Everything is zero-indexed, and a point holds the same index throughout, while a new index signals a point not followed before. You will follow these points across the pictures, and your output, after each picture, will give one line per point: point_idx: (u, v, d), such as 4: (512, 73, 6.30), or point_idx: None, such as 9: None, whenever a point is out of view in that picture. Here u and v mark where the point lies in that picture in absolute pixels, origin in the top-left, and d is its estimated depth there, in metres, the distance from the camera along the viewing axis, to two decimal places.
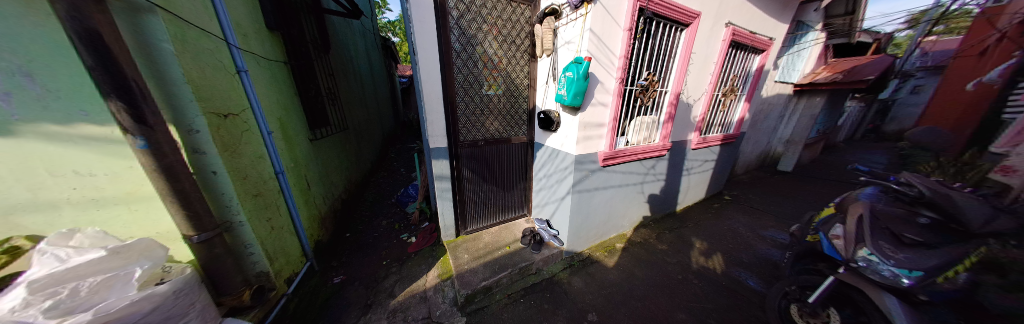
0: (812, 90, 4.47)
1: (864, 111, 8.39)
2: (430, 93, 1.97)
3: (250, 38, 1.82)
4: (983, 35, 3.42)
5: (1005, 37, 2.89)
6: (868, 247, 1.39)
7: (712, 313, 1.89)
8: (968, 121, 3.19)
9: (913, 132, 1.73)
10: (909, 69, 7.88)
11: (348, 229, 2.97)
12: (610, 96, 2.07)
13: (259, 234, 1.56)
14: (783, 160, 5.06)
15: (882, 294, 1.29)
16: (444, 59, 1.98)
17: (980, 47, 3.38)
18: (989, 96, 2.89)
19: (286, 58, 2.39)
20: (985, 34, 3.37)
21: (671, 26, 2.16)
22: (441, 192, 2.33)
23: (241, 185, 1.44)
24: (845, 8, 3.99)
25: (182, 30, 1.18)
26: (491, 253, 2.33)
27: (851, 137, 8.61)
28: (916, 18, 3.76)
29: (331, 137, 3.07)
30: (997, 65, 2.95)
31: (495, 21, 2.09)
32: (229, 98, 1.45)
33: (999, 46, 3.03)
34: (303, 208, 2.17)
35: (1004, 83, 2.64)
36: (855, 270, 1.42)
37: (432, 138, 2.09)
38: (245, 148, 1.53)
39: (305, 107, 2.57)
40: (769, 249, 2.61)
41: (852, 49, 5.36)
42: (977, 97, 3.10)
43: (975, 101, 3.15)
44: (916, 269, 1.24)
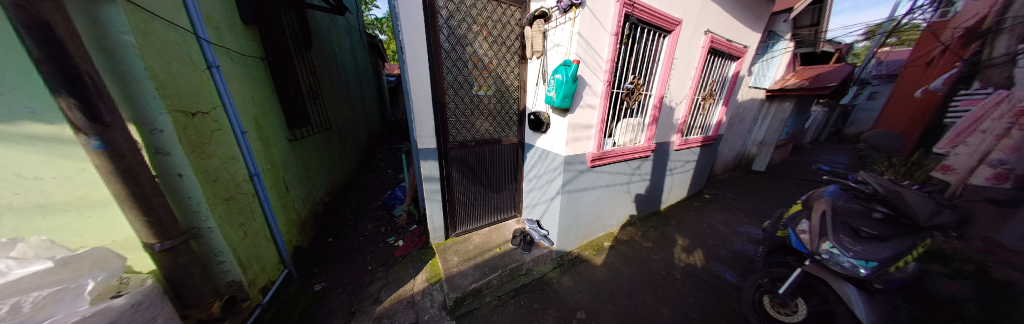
0: (782, 95, 4.81)
1: (828, 115, 9.10)
2: (419, 93, 1.93)
3: (223, 32, 1.71)
4: (928, 48, 3.83)
5: (949, 50, 3.24)
6: (830, 240, 1.48)
7: (694, 306, 1.97)
8: (917, 125, 3.51)
9: (870, 135, 1.89)
10: (866, 77, 8.64)
11: (331, 233, 2.85)
12: (597, 98, 2.12)
13: (232, 240, 1.46)
14: (758, 160, 5.35)
15: (843, 284, 1.40)
16: (434, 59, 1.96)
17: (926, 58, 3.79)
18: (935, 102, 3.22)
19: (263, 54, 2.26)
20: (930, 46, 3.77)
21: (655, 32, 2.25)
22: (431, 193, 2.29)
23: (211, 189, 1.34)
24: (810, 20, 4.34)
25: (144, 21, 1.09)
26: (481, 255, 2.31)
27: (817, 139, 9.30)
28: (873, 30, 4.11)
29: (312, 138, 2.94)
30: (943, 73, 3.28)
31: (485, 21, 2.08)
32: (197, 95, 1.35)
33: (943, 57, 3.39)
34: (281, 212, 2.05)
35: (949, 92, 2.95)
36: (819, 263, 1.53)
37: (421, 139, 2.05)
38: (216, 149, 1.43)
39: (284, 106, 2.44)
40: (745, 244, 2.77)
41: (818, 57, 5.81)
42: (925, 103, 3.43)
43: (923, 107, 3.49)
44: (872, 259, 1.35)
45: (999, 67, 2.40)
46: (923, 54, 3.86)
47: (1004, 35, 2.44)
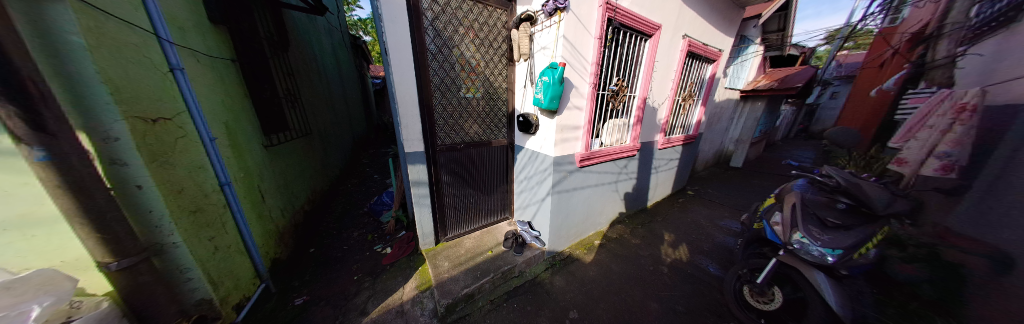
0: (755, 95, 5.12)
1: (797, 114, 9.79)
2: (404, 96, 1.89)
3: (188, 32, 1.59)
4: (881, 52, 4.24)
5: (897, 53, 3.59)
6: (801, 231, 1.58)
7: (680, 299, 2.04)
8: (873, 122, 3.84)
9: (833, 132, 2.05)
10: (828, 78, 9.37)
11: (313, 243, 2.71)
12: (584, 100, 2.17)
13: (201, 255, 1.35)
14: (736, 157, 5.60)
15: (814, 272, 1.50)
16: (419, 61, 1.92)
17: (880, 61, 4.20)
18: (888, 101, 3.55)
19: (234, 55, 2.12)
20: (884, 50, 4.15)
21: (637, 35, 2.33)
22: (419, 198, 2.23)
23: (175, 201, 1.24)
24: (777, 25, 4.68)
25: (96, 19, 0.99)
26: (472, 259, 2.28)
27: (787, 136, 9.96)
28: (833, 35, 4.46)
29: (291, 143, 2.80)
30: (894, 74, 3.62)
31: (472, 24, 2.08)
32: (159, 100, 1.24)
33: (894, 59, 3.75)
34: (256, 223, 1.92)
35: (903, 90, 3.25)
36: (792, 252, 1.62)
37: (408, 143, 2.01)
38: (181, 158, 1.32)
39: (259, 110, 2.30)
40: (725, 237, 2.91)
41: (785, 60, 6.25)
42: (880, 101, 3.76)
43: (878, 105, 3.82)
44: (838, 248, 1.46)
45: (941, 68, 2.67)
46: (878, 57, 4.26)
47: (943, 37, 2.73)
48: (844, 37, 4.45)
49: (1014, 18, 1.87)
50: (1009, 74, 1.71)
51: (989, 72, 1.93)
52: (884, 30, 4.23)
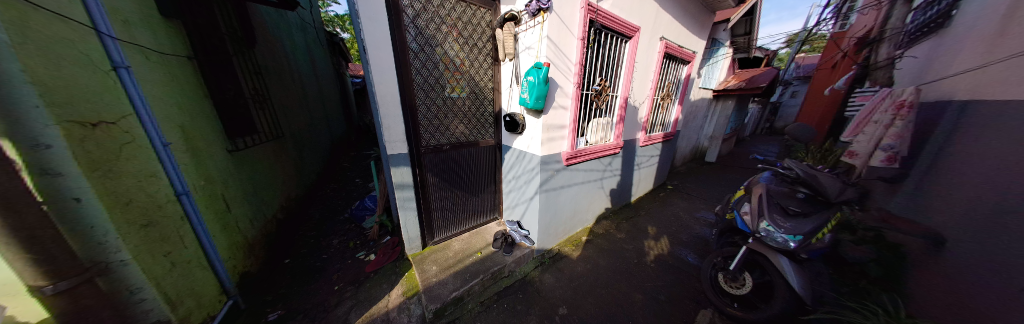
0: (726, 95, 5.48)
1: (763, 111, 10.60)
2: (386, 96, 1.81)
3: (135, 25, 1.42)
4: (833, 55, 4.71)
5: (846, 56, 4.00)
6: (766, 220, 1.73)
7: (663, 289, 2.14)
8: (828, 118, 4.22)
9: (792, 128, 2.24)
10: (788, 78, 10.25)
11: (289, 254, 2.54)
12: (569, 99, 2.20)
13: (155, 272, 1.21)
14: (708, 152, 6.05)
15: (778, 257, 1.62)
16: (401, 60, 1.86)
17: (831, 63, 4.69)
18: (840, 99, 3.95)
19: (190, 52, 1.93)
20: (835, 53, 4.63)
21: (617, 37, 2.41)
22: (404, 201, 2.16)
23: (122, 214, 1.10)
24: (744, 29, 5.03)
25: (20, 11, 0.86)
26: (461, 261, 2.24)
27: (755, 133, 10.77)
28: (792, 39, 4.89)
29: (261, 147, 2.60)
30: (844, 75, 4.04)
31: (455, 22, 2.04)
32: (100, 102, 1.09)
33: (844, 61, 4.18)
34: (221, 236, 1.76)
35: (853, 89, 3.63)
36: (760, 240, 1.76)
37: (390, 144, 1.93)
38: (128, 166, 1.17)
39: (222, 112, 2.11)
40: (702, 228, 3.08)
41: (751, 62, 6.76)
42: (833, 99, 4.18)
43: (830, 103, 4.24)
44: (798, 234, 1.60)
45: (883, 68, 3.01)
46: (829, 59, 4.75)
47: (884, 41, 3.08)
48: (801, 41, 4.88)
49: (944, 25, 2.13)
50: (943, 74, 1.93)
51: (927, 72, 2.17)
52: (835, 35, 4.76)
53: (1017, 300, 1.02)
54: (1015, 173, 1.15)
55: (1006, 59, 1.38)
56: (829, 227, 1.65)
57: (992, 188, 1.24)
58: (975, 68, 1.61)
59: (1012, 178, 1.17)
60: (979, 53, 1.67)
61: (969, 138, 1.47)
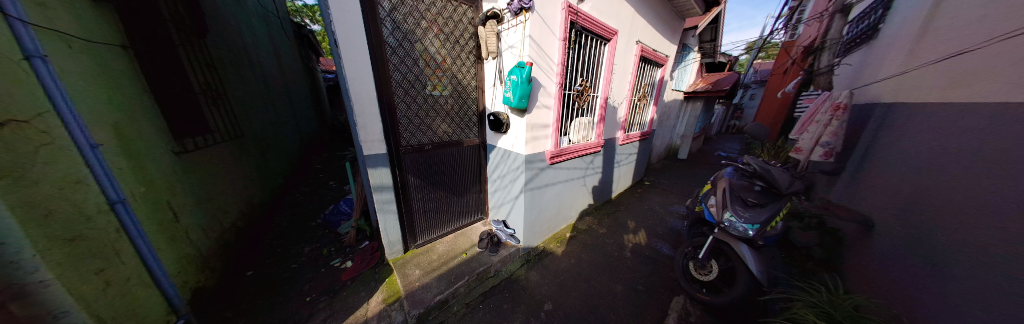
0: (695, 96, 5.92)
1: (726, 112, 11.59)
2: (360, 92, 1.71)
3: (52, 5, 1.18)
4: (785, 62, 5.26)
5: (796, 63, 4.49)
6: (730, 211, 1.88)
7: (641, 279, 2.26)
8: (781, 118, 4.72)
9: (751, 127, 2.47)
10: (748, 82, 11.32)
11: (252, 264, 2.31)
12: (552, 99, 2.24)
13: (85, 292, 1.03)
14: (680, 150, 6.49)
15: (739, 244, 1.79)
16: (376, 55, 1.77)
17: (783, 69, 5.23)
18: (790, 101, 4.44)
19: (125, 38, 1.66)
20: (786, 60, 5.17)
21: (597, 39, 2.49)
22: (383, 204, 2.06)
23: (39, 228, 0.92)
24: (710, 36, 5.46)
25: None
26: (445, 264, 2.20)
27: (720, 132, 11.73)
28: (750, 46, 5.41)
29: (216, 148, 2.33)
30: (793, 80, 4.53)
31: (435, 18, 1.97)
32: (11, 98, 0.89)
33: (794, 67, 4.69)
34: (167, 248, 1.55)
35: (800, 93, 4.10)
36: (724, 229, 1.92)
37: (366, 144, 1.82)
38: (46, 173, 0.98)
39: (167, 108, 1.85)
40: (675, 221, 3.31)
41: (717, 66, 7.34)
42: (784, 101, 4.67)
43: (783, 105, 4.74)
44: (756, 223, 1.77)
45: (825, 74, 3.41)
46: (782, 65, 5.30)
47: (825, 50, 3.50)
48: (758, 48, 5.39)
49: (873, 37, 2.47)
50: (872, 80, 2.23)
51: (860, 78, 2.49)
52: (787, 43, 5.32)
53: (928, 272, 1.21)
54: (932, 166, 1.36)
55: (926, 63, 1.62)
56: (780, 216, 1.85)
57: (912, 179, 1.46)
58: (899, 73, 1.87)
59: (928, 169, 1.38)
60: (899, 63, 1.95)
61: (894, 136, 1.71)
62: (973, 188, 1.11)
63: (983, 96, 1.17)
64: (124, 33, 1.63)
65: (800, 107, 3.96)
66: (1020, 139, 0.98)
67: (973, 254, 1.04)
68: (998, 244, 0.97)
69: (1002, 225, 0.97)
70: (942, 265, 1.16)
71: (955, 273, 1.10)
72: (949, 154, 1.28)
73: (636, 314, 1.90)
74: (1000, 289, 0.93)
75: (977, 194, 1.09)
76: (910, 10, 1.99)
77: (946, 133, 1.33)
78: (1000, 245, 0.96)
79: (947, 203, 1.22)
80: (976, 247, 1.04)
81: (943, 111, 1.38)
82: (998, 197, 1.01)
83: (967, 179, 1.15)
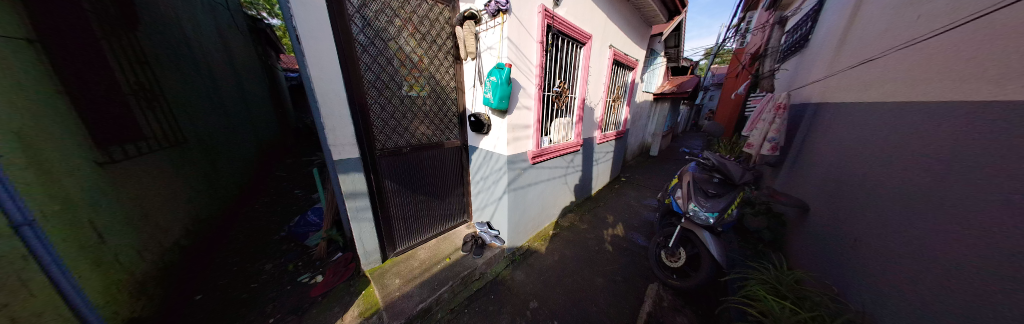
0: (662, 97, 6.40)
1: (690, 112, 12.69)
2: (327, 93, 1.59)
3: None
4: (737, 66, 5.88)
5: (745, 68, 5.05)
6: (694, 202, 2.07)
7: (620, 270, 2.39)
8: (735, 117, 5.29)
9: (709, 126, 2.74)
10: (707, 85, 12.55)
11: (202, 287, 2.03)
12: (531, 100, 2.28)
13: None
14: (651, 147, 6.97)
15: (702, 232, 1.98)
16: (345, 53, 1.66)
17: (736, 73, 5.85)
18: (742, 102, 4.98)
19: (36, 29, 1.36)
20: (738, 65, 5.79)
21: (573, 42, 2.59)
22: (357, 212, 1.93)
23: None
24: (674, 42, 5.95)
25: None
26: (428, 271, 2.14)
27: (685, 130, 12.81)
28: (708, 52, 5.98)
29: (151, 157, 2.02)
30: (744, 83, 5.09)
31: (410, 16, 1.90)
32: None
33: (744, 71, 5.27)
34: (92, 275, 1.31)
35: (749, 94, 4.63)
36: (689, 219, 2.10)
37: (336, 149, 1.70)
38: None
39: (89, 113, 1.56)
40: (649, 213, 3.54)
41: (681, 70, 8.01)
42: (737, 102, 5.23)
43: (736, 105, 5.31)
44: (715, 211, 1.97)
45: (768, 78, 3.89)
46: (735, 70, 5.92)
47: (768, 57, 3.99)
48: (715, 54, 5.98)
49: (804, 46, 2.88)
50: (804, 83, 2.60)
51: (796, 82, 2.88)
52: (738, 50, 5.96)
53: (851, 246, 1.44)
54: (851, 157, 1.62)
55: (845, 70, 1.92)
56: (734, 204, 2.08)
57: (837, 169, 1.72)
58: (826, 77, 2.19)
59: (849, 160, 1.64)
60: (824, 70, 2.30)
61: (823, 132, 2.01)
62: (886, 174, 1.33)
63: (887, 99, 1.42)
64: (32, 22, 1.33)
65: (750, 107, 4.46)
66: (916, 133, 1.19)
67: (885, 229, 1.25)
68: (900, 219, 1.18)
69: (907, 204, 1.16)
70: (863, 240, 1.38)
71: (873, 245, 1.31)
72: (863, 147, 1.54)
73: (616, 304, 2.01)
74: (904, 257, 1.12)
75: (889, 179, 1.30)
76: (832, 24, 2.35)
77: (861, 128, 1.58)
78: (906, 221, 1.15)
79: (865, 187, 1.45)
80: (888, 223, 1.24)
81: (859, 110, 1.64)
82: (903, 180, 1.21)
83: (882, 167, 1.37)
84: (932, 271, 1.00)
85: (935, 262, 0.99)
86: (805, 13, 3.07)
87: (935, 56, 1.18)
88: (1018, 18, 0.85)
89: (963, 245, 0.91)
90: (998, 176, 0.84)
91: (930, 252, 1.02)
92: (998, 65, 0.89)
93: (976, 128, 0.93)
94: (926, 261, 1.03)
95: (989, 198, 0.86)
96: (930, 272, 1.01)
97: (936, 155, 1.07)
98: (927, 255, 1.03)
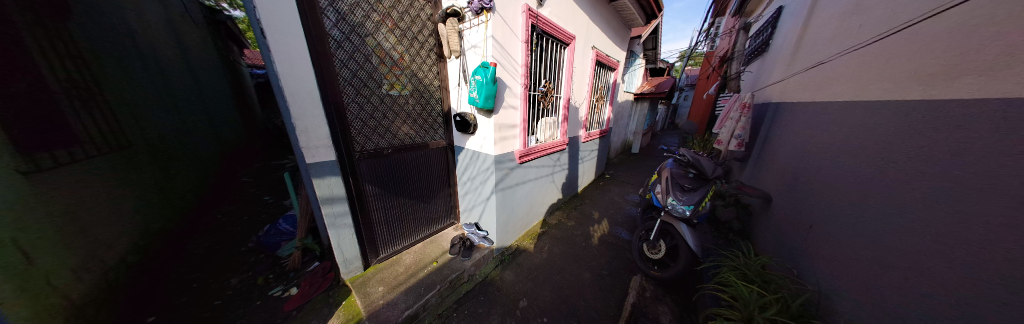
0: (642, 97, 6.71)
1: (667, 111, 13.42)
2: (298, 91, 1.48)
3: None
4: (708, 68, 6.31)
5: (715, 69, 5.43)
6: (672, 197, 2.18)
7: (606, 265, 2.47)
8: (707, 116, 5.66)
9: (685, 124, 2.91)
10: (681, 86, 13.35)
11: (150, 310, 1.80)
12: (517, 99, 2.28)
13: None
14: (632, 145, 7.28)
15: (680, 224, 2.10)
16: (317, 48, 1.55)
17: (707, 74, 6.27)
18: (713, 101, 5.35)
19: None
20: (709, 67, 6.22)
21: (557, 43, 2.63)
22: (335, 218, 1.82)
23: None
24: (651, 45, 6.26)
25: None
26: (414, 276, 2.07)
27: (663, 128, 13.52)
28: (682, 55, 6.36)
29: (89, 163, 1.77)
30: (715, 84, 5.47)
31: (389, 11, 1.82)
32: None
33: (714, 73, 5.66)
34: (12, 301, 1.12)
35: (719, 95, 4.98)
36: (668, 212, 2.22)
37: (309, 151, 1.59)
38: None
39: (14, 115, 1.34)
40: (631, 208, 3.69)
41: (658, 71, 8.45)
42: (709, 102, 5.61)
43: (708, 104, 5.69)
44: (691, 204, 2.09)
45: (735, 80, 4.22)
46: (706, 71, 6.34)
47: (734, 60, 4.33)
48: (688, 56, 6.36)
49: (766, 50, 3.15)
50: (766, 85, 2.85)
51: (759, 83, 3.15)
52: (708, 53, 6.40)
53: (808, 232, 1.59)
54: (807, 151, 1.79)
55: (800, 72, 2.13)
56: (708, 198, 2.22)
57: (795, 162, 1.90)
58: (784, 79, 2.41)
59: (805, 154, 1.81)
60: (783, 72, 2.53)
61: (782, 129, 2.20)
62: (836, 166, 1.47)
63: (837, 99, 1.58)
64: None
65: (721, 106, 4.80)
66: (861, 129, 1.33)
67: (836, 215, 1.39)
68: (848, 206, 1.32)
69: (854, 193, 1.30)
70: (818, 226, 1.52)
71: (826, 230, 1.45)
72: (816, 142, 1.71)
73: (603, 298, 2.07)
74: (852, 240, 1.25)
75: (838, 171, 1.45)
76: (788, 31, 2.59)
77: (815, 126, 1.75)
78: (854, 207, 1.28)
79: (818, 178, 1.60)
80: (839, 210, 1.38)
81: (813, 109, 1.82)
82: (851, 171, 1.35)
83: (832, 160, 1.52)
84: (874, 252, 1.12)
85: (878, 243, 1.11)
86: (766, 20, 3.36)
87: (874, 60, 1.33)
88: (944, 26, 0.97)
89: (901, 228, 1.03)
90: (931, 166, 0.95)
91: (874, 235, 1.14)
92: (928, 68, 1.01)
93: (909, 123, 1.05)
94: (870, 243, 1.15)
95: (922, 185, 0.97)
96: (872, 252, 1.13)
97: (879, 147, 1.20)
98: (871, 238, 1.15)
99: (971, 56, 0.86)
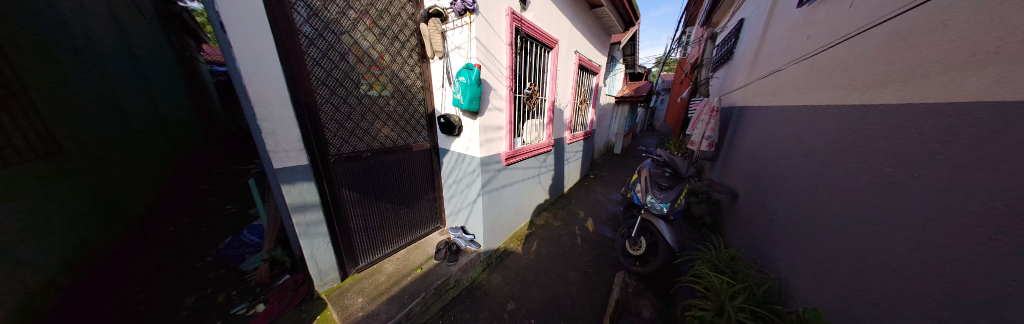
0: (622, 101, 7.02)
1: (646, 115, 14.15)
2: (264, 91, 1.36)
3: None
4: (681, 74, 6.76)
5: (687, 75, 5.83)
6: (651, 195, 2.29)
7: (591, 263, 2.53)
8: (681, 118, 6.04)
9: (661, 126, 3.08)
10: (658, 90, 14.15)
11: None
12: (503, 102, 2.29)
13: None
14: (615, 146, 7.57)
15: (659, 221, 2.20)
16: (287, 46, 1.45)
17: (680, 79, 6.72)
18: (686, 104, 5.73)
19: None
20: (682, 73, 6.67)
21: (540, 46, 2.67)
22: (308, 227, 1.70)
23: None
24: (630, 51, 6.60)
25: None
26: (396, 285, 1.99)
27: (642, 130, 14.23)
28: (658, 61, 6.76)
29: (10, 172, 1.51)
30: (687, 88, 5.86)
31: (367, 9, 1.74)
32: None
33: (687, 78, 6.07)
34: None
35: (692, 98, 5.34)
36: (648, 210, 2.32)
37: (277, 156, 1.47)
38: None
39: None
40: (615, 207, 3.82)
41: (637, 76, 8.90)
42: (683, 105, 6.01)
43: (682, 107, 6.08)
44: (667, 202, 2.21)
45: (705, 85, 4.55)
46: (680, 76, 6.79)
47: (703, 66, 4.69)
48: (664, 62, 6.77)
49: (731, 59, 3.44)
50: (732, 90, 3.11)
51: (725, 88, 3.42)
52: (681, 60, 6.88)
53: (769, 225, 1.75)
54: (766, 151, 1.97)
55: (759, 80, 2.36)
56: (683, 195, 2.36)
57: (757, 161, 2.08)
58: (746, 85, 2.65)
59: (765, 154, 1.99)
60: (745, 79, 2.78)
61: (746, 131, 2.41)
62: (790, 165, 1.64)
63: (791, 104, 1.76)
64: None
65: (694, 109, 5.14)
66: (811, 132, 1.49)
67: (793, 209, 1.53)
68: (802, 200, 1.47)
69: (807, 189, 1.44)
70: (776, 219, 1.68)
71: (784, 223, 1.59)
72: (774, 143, 1.89)
73: (588, 296, 2.12)
74: (807, 232, 1.39)
75: (793, 169, 1.61)
76: (749, 42, 2.85)
77: (773, 128, 1.94)
78: (807, 202, 1.42)
79: (777, 176, 1.77)
80: (795, 205, 1.52)
81: (770, 114, 2.01)
82: (804, 170, 1.50)
83: (787, 159, 1.69)
84: (826, 242, 1.24)
85: (829, 234, 1.24)
86: (730, 30, 3.68)
87: (821, 70, 1.49)
88: (879, 42, 1.11)
89: (846, 218, 1.15)
90: (868, 163, 1.09)
91: (825, 226, 1.26)
92: (866, 77, 1.14)
93: (852, 127, 1.19)
94: (823, 234, 1.27)
95: (863, 181, 1.10)
96: (825, 242, 1.25)
97: (826, 147, 1.35)
98: (824, 229, 1.27)
99: (898, 68, 1.00)
